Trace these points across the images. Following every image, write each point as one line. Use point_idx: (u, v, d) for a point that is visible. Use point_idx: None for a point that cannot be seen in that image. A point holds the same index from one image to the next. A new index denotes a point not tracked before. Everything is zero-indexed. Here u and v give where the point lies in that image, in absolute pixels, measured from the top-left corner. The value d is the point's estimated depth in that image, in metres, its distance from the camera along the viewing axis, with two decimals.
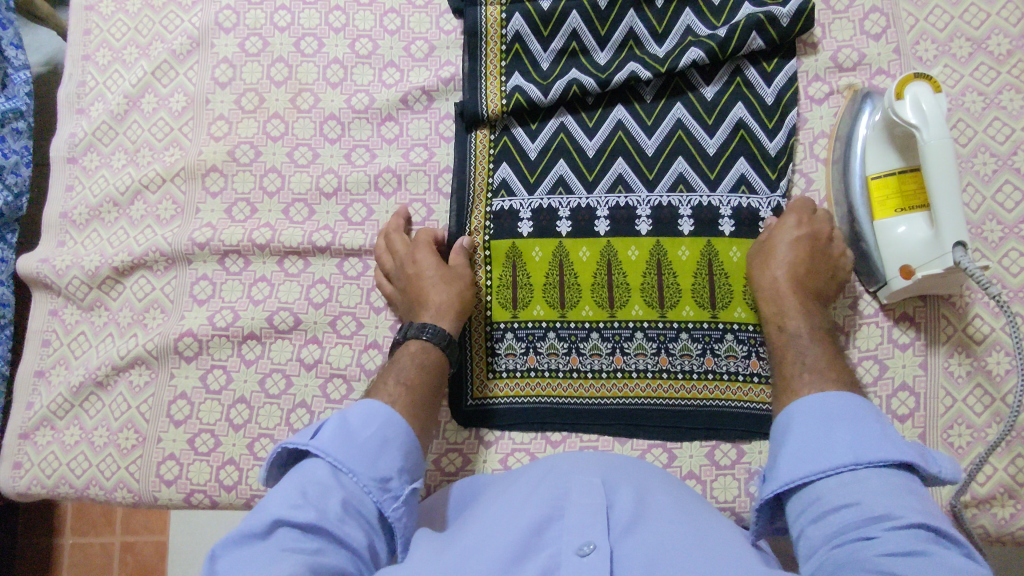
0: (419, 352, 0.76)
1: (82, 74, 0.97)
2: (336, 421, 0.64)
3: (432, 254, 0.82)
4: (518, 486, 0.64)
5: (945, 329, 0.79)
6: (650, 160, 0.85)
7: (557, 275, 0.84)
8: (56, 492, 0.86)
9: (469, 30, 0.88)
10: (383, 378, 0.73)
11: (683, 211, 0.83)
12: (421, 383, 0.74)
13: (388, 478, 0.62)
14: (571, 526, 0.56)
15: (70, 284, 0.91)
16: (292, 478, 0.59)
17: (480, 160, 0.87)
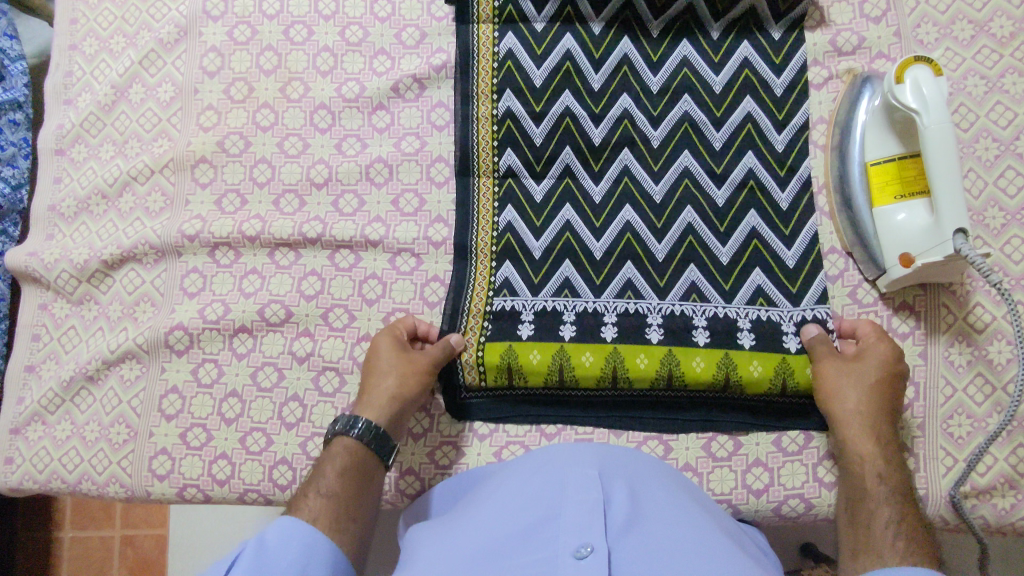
0: (343, 456, 0.71)
1: (68, 64, 0.95)
2: (252, 547, 0.59)
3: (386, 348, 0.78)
4: (513, 484, 0.63)
5: (945, 318, 0.78)
6: (660, 267, 0.81)
7: (557, 376, 0.78)
8: (48, 487, 0.86)
9: (460, 54, 0.86)
10: (304, 490, 0.69)
11: (697, 321, 0.79)
12: (345, 496, 0.69)
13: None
14: (569, 527, 0.54)
15: (59, 277, 0.90)
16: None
17: (484, 202, 0.84)
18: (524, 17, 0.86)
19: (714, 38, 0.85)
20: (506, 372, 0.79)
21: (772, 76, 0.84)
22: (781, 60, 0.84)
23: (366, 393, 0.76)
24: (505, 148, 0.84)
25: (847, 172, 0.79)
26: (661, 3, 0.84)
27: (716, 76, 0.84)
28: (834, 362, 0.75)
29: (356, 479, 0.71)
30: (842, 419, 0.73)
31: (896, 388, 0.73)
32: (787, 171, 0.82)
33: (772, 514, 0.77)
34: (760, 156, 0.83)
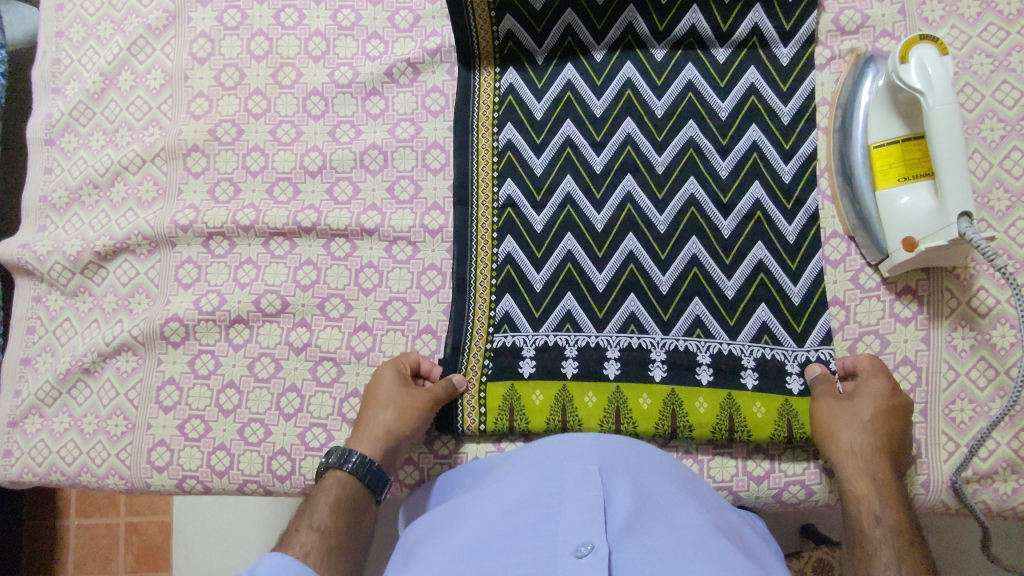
0: (340, 489, 0.71)
1: (56, 51, 0.93)
2: None
3: (392, 379, 0.77)
4: (512, 481, 0.62)
5: (948, 302, 0.77)
6: (663, 300, 0.80)
7: (558, 417, 0.78)
8: (48, 479, 0.86)
9: (460, 86, 0.86)
10: (297, 522, 0.68)
11: (701, 358, 0.78)
12: (337, 532, 0.67)
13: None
14: (568, 525, 0.52)
15: (53, 270, 0.89)
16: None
17: (483, 232, 0.83)
18: (524, 48, 0.86)
19: (720, 60, 0.83)
20: (507, 415, 0.79)
21: (780, 103, 0.82)
22: (789, 85, 0.82)
23: (364, 424, 0.75)
24: (506, 179, 0.84)
25: (851, 155, 0.78)
26: (663, 26, 0.83)
27: (722, 102, 0.82)
28: (831, 400, 0.73)
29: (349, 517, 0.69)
30: (842, 458, 0.70)
31: (900, 424, 0.71)
32: (794, 204, 0.81)
33: (773, 501, 0.77)
34: (767, 186, 0.81)
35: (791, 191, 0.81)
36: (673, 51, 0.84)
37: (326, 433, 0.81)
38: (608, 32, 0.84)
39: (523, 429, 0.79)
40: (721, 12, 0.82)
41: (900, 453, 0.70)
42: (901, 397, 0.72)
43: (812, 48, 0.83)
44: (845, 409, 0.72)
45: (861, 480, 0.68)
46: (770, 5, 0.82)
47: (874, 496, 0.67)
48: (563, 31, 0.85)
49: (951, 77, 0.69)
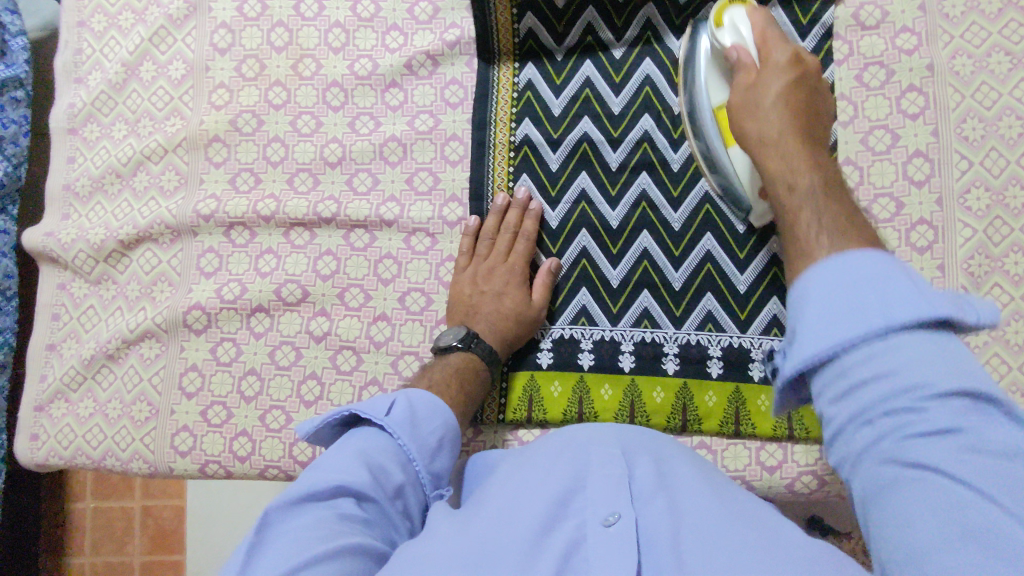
0: (464, 363, 0.77)
1: (78, 41, 0.94)
2: (405, 404, 0.66)
3: (524, 258, 0.82)
4: (538, 456, 0.64)
5: (963, 299, 0.77)
6: (676, 296, 0.81)
7: (575, 409, 0.81)
8: (74, 462, 0.88)
9: (480, 83, 0.87)
10: (428, 372, 0.75)
11: (712, 352, 0.80)
12: (471, 385, 0.76)
13: (440, 476, 0.66)
14: (597, 497, 0.57)
15: (77, 257, 0.90)
16: (344, 453, 0.59)
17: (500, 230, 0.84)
18: (543, 46, 0.86)
19: None
20: (525, 404, 0.81)
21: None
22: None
23: (479, 316, 0.80)
24: (521, 175, 0.85)
25: (699, 121, 0.76)
26: (682, 22, 0.84)
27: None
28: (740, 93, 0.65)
29: (476, 374, 0.77)
30: (787, 189, 0.56)
31: (813, 90, 0.62)
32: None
33: (786, 491, 0.78)
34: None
35: None
36: None
37: None
38: (627, 28, 0.85)
39: (540, 420, 0.82)
40: None
41: (840, 193, 0.54)
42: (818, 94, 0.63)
43: (834, 43, 0.83)
44: (758, 87, 0.63)
45: (777, 155, 0.58)
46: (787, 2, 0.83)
47: (795, 167, 0.57)
48: (583, 27, 0.85)
49: (772, 21, 0.68)
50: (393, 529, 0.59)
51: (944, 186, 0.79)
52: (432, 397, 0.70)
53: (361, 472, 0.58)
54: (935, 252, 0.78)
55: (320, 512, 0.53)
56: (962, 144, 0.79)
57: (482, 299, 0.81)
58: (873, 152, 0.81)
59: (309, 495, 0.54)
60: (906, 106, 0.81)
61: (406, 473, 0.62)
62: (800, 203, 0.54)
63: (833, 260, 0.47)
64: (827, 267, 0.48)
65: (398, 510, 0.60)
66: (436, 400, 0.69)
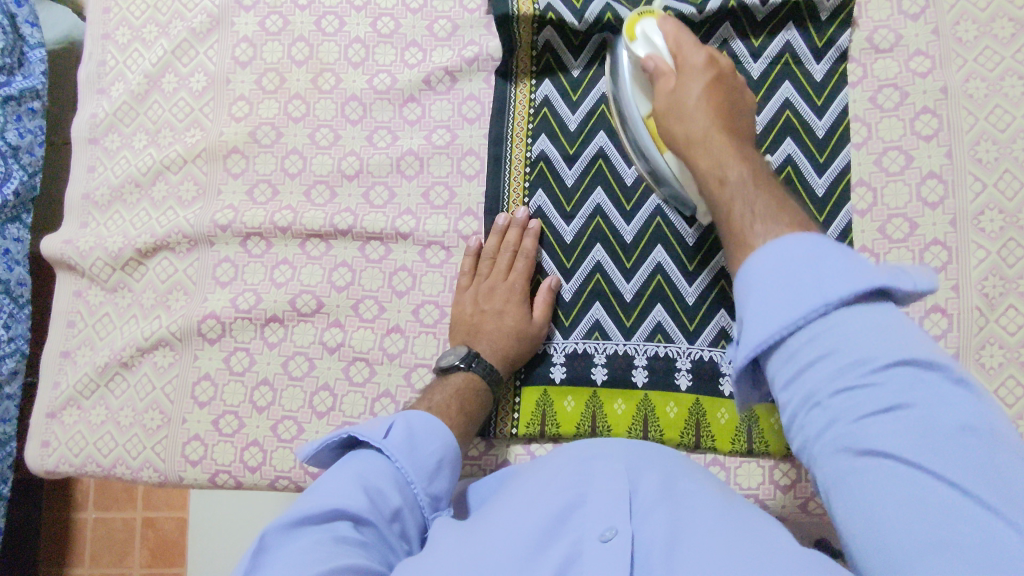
0: (465, 383, 0.76)
1: (102, 53, 0.96)
2: (404, 425, 0.66)
3: (523, 275, 0.82)
4: (540, 472, 0.64)
5: (978, 320, 0.77)
6: (690, 312, 0.81)
7: (588, 424, 0.81)
8: (83, 470, 0.88)
9: (497, 99, 0.88)
10: (429, 393, 0.75)
11: (726, 369, 0.80)
12: (472, 406, 0.75)
13: (439, 498, 0.65)
14: (594, 513, 0.57)
15: (94, 265, 0.91)
16: (342, 476, 0.59)
17: None
18: (561, 63, 0.87)
19: (756, 76, 0.84)
20: (538, 419, 0.81)
21: (814, 118, 0.83)
22: (823, 101, 0.83)
23: (480, 335, 0.80)
24: (537, 190, 0.85)
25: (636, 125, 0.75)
26: (698, 42, 0.85)
27: (756, 117, 0.84)
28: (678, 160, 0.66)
29: (478, 395, 0.76)
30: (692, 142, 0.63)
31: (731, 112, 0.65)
32: (826, 216, 0.81)
33: (800, 511, 0.77)
34: (799, 202, 0.82)
35: (823, 205, 0.81)
36: None
37: None
38: None
39: (553, 435, 0.81)
40: (754, 30, 0.85)
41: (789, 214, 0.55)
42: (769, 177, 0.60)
43: (848, 65, 0.84)
44: (680, 90, 0.66)
45: (716, 145, 0.62)
46: (802, 23, 0.84)
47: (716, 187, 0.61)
48: (599, 45, 0.86)
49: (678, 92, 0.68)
50: (391, 553, 0.58)
51: (958, 208, 0.79)
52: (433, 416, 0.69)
53: (358, 495, 0.57)
54: (949, 272, 0.79)
55: (316, 534, 0.53)
56: (976, 165, 0.80)
57: (484, 317, 0.81)
58: (887, 172, 0.81)
59: (306, 518, 0.54)
60: (920, 127, 0.82)
61: (404, 496, 0.62)
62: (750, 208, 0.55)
63: (845, 338, 0.44)
64: (822, 296, 0.46)
65: (396, 533, 0.59)
66: (435, 421, 0.68)
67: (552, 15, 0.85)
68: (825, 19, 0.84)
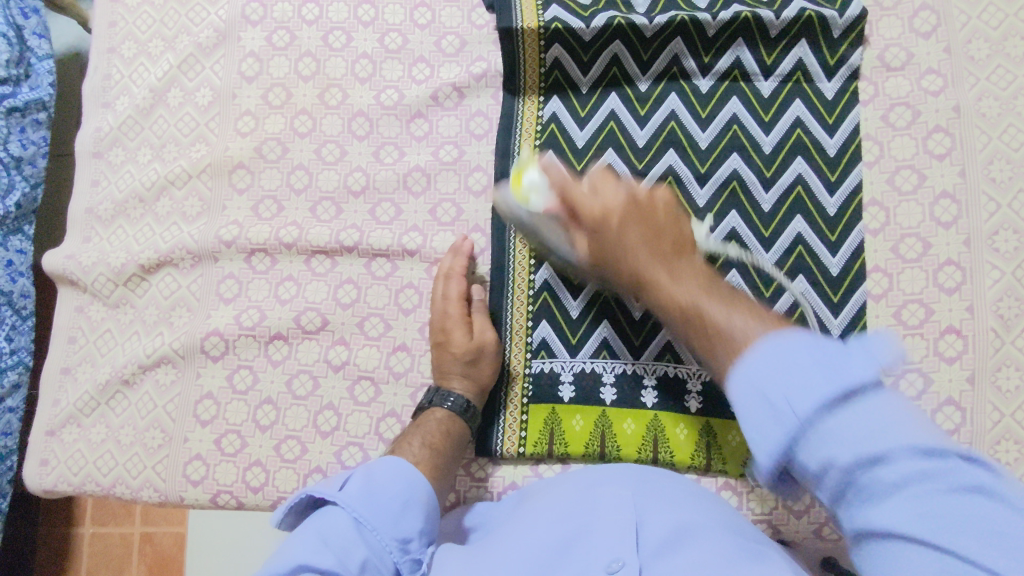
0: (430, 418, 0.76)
1: (107, 66, 0.95)
2: (360, 472, 0.65)
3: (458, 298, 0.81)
4: (545, 503, 0.64)
5: (993, 341, 0.76)
6: None
7: (597, 444, 0.79)
8: (82, 489, 0.86)
9: (505, 115, 0.87)
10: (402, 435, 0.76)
11: None
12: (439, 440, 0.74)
13: (409, 539, 0.63)
14: (600, 542, 0.56)
15: (96, 280, 0.90)
16: (304, 534, 0.59)
17: (522, 259, 0.83)
18: (569, 79, 0.87)
19: (765, 94, 0.84)
20: (546, 437, 0.80)
21: (825, 136, 0.82)
22: (834, 119, 0.83)
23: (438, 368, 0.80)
24: None
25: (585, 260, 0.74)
26: (709, 60, 0.85)
27: (767, 135, 0.83)
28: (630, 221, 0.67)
29: (451, 430, 0.75)
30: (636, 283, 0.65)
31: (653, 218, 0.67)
32: (837, 236, 0.80)
33: (813, 536, 0.76)
34: (810, 221, 0.81)
35: (835, 224, 0.80)
36: (718, 85, 0.85)
37: (362, 452, 0.81)
38: (652, 63, 0.85)
39: (561, 455, 0.80)
40: (766, 46, 0.84)
41: (670, 235, 0.65)
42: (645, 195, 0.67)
43: (860, 84, 0.84)
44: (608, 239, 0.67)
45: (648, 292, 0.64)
46: (815, 41, 0.83)
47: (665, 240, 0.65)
48: (608, 60, 0.86)
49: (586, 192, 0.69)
50: None
51: (972, 227, 0.79)
52: (392, 458, 0.67)
53: (319, 552, 0.57)
54: (964, 293, 0.77)
55: None
56: (990, 185, 0.79)
57: (434, 354, 0.80)
58: (900, 192, 0.81)
59: None
60: (933, 146, 0.81)
61: (369, 545, 0.60)
62: (657, 286, 0.63)
63: (731, 326, 0.53)
64: (727, 356, 0.52)
65: None
66: (393, 463, 0.66)
67: (561, 31, 0.85)
68: (838, 36, 0.83)
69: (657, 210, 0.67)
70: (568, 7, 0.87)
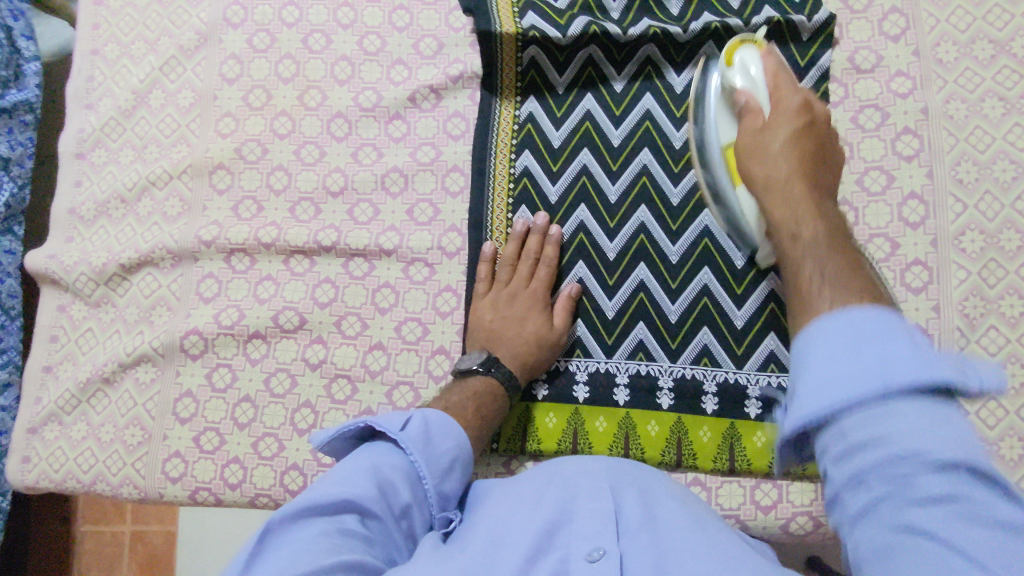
0: (482, 390, 0.76)
1: (90, 69, 0.96)
2: (422, 421, 0.65)
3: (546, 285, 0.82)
4: (525, 487, 0.64)
5: (959, 340, 0.77)
6: (673, 328, 0.81)
7: (569, 441, 0.80)
8: (63, 486, 0.87)
9: (481, 116, 0.88)
10: (449, 391, 0.75)
11: (707, 387, 0.79)
12: (488, 411, 0.75)
13: (448, 498, 0.64)
14: (581, 533, 0.57)
15: (78, 280, 0.91)
16: (356, 466, 0.58)
17: (499, 257, 0.85)
18: (545, 79, 0.88)
19: None
20: (520, 435, 0.81)
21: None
22: None
23: (498, 338, 0.80)
24: (520, 205, 0.86)
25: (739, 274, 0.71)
26: (683, 61, 0.86)
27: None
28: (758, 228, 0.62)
29: (495, 401, 0.76)
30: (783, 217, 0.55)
31: (832, 198, 0.58)
32: None
33: (781, 532, 0.77)
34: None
35: None
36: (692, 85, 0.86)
37: None
38: (627, 64, 0.87)
39: (535, 453, 0.81)
40: None
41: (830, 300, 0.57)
42: (820, 109, 0.62)
43: (831, 87, 0.85)
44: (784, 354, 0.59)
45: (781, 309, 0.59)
46: (786, 42, 0.85)
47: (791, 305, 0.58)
48: (584, 61, 0.87)
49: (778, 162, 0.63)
50: (394, 549, 0.57)
51: (939, 228, 0.80)
52: (449, 418, 0.68)
53: (371, 488, 0.56)
54: (930, 292, 0.79)
55: (323, 524, 0.52)
56: (956, 186, 0.80)
57: (497, 322, 0.81)
58: (869, 193, 0.82)
59: (316, 507, 0.53)
60: (901, 147, 0.82)
61: (415, 493, 0.61)
62: (796, 205, 0.54)
63: None
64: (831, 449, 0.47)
65: (402, 530, 0.59)
66: (451, 419, 0.67)
67: (536, 33, 0.86)
68: (808, 38, 0.85)
69: (843, 203, 0.58)
70: (545, 12, 0.88)
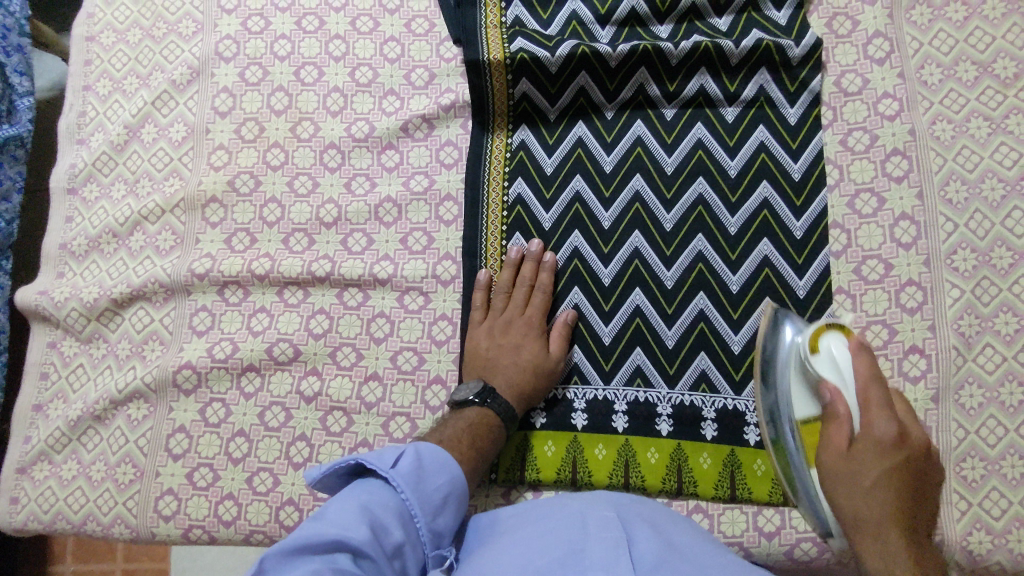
0: (478, 421, 0.75)
1: (83, 104, 0.97)
2: (414, 457, 0.64)
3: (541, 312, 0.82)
4: (533, 525, 0.63)
5: (956, 359, 0.77)
6: (670, 353, 0.81)
7: (568, 470, 0.79)
8: (53, 527, 0.85)
9: (473, 147, 0.88)
10: (445, 423, 0.74)
11: (706, 413, 0.79)
12: (484, 442, 0.74)
13: (441, 535, 0.63)
14: (597, 560, 0.55)
15: (69, 316, 0.90)
16: (347, 506, 0.57)
17: (494, 284, 0.84)
18: (537, 108, 0.88)
19: (729, 120, 0.86)
20: (518, 465, 0.80)
21: (790, 161, 0.84)
22: (798, 143, 0.84)
23: (493, 367, 0.80)
24: (514, 233, 0.86)
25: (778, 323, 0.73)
26: (674, 88, 0.87)
27: (732, 160, 0.85)
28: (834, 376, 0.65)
29: (492, 433, 0.75)
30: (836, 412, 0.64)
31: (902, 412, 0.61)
32: (805, 258, 0.82)
33: (785, 557, 0.76)
34: (777, 244, 0.82)
35: (802, 246, 0.82)
36: (683, 112, 0.87)
37: None
38: (618, 92, 0.87)
39: (533, 482, 0.80)
40: (729, 74, 0.86)
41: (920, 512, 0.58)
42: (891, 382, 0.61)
43: (820, 110, 0.86)
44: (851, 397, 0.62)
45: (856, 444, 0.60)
46: (776, 67, 0.85)
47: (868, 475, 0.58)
48: (575, 90, 0.88)
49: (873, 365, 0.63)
50: None
51: (930, 248, 0.80)
52: (443, 451, 0.67)
53: (363, 526, 0.55)
54: (926, 312, 0.79)
55: (316, 566, 0.51)
56: (946, 206, 0.81)
57: (493, 350, 0.81)
58: (860, 215, 0.82)
59: (307, 548, 0.52)
60: (890, 169, 0.83)
61: (408, 531, 0.60)
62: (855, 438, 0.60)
63: None
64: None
65: (396, 570, 0.57)
66: (444, 453, 0.67)
67: (528, 63, 0.86)
68: (797, 63, 0.85)
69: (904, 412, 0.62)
70: (535, 39, 0.88)
